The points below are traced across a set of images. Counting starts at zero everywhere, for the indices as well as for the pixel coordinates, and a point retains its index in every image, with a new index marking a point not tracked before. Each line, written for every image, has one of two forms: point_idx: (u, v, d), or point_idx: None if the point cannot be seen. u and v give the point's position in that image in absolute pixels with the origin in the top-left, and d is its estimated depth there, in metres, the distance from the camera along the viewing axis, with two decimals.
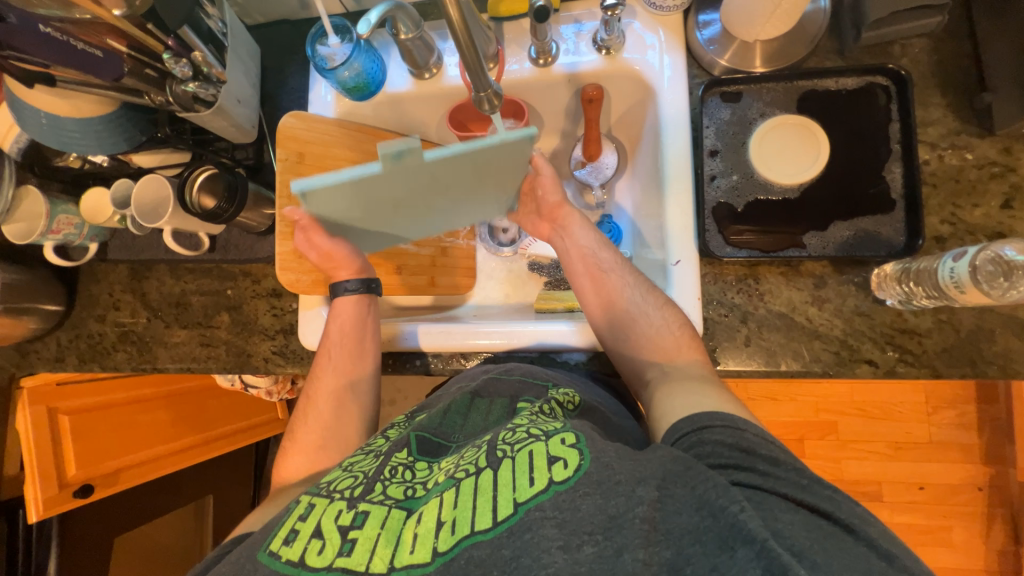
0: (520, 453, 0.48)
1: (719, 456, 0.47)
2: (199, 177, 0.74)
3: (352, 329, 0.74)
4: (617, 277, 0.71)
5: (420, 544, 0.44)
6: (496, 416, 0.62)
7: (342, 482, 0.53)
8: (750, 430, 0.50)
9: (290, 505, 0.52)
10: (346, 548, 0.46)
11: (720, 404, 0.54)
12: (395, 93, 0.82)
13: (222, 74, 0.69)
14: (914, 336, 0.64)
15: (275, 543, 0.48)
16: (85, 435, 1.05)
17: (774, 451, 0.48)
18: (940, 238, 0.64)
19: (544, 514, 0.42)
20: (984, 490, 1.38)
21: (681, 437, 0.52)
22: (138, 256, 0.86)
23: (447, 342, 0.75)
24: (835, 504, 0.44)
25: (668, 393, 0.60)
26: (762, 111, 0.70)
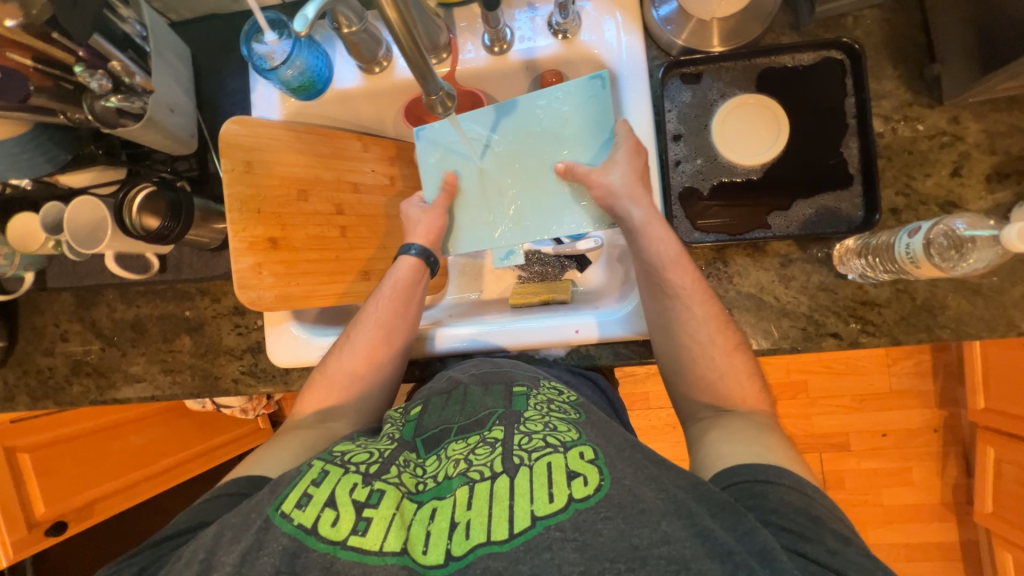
0: (538, 463, 0.48)
1: (787, 520, 0.46)
2: (137, 198, 0.69)
3: (403, 295, 0.71)
4: (689, 304, 0.63)
5: (434, 545, 0.44)
6: (493, 397, 0.60)
7: (357, 456, 0.53)
8: (818, 499, 0.48)
9: (302, 467, 0.52)
10: (362, 526, 0.45)
11: (782, 458, 0.52)
12: (344, 89, 0.77)
13: (147, 82, 0.62)
14: (875, 307, 0.66)
15: (286, 504, 0.47)
16: (50, 471, 1.01)
17: (841, 526, 0.47)
18: (895, 211, 0.66)
19: (564, 535, 0.42)
20: (939, 431, 1.48)
21: (737, 484, 0.50)
22: (82, 282, 0.80)
23: (441, 346, 0.74)
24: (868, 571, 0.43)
25: (728, 430, 0.57)
26: (722, 91, 0.69)
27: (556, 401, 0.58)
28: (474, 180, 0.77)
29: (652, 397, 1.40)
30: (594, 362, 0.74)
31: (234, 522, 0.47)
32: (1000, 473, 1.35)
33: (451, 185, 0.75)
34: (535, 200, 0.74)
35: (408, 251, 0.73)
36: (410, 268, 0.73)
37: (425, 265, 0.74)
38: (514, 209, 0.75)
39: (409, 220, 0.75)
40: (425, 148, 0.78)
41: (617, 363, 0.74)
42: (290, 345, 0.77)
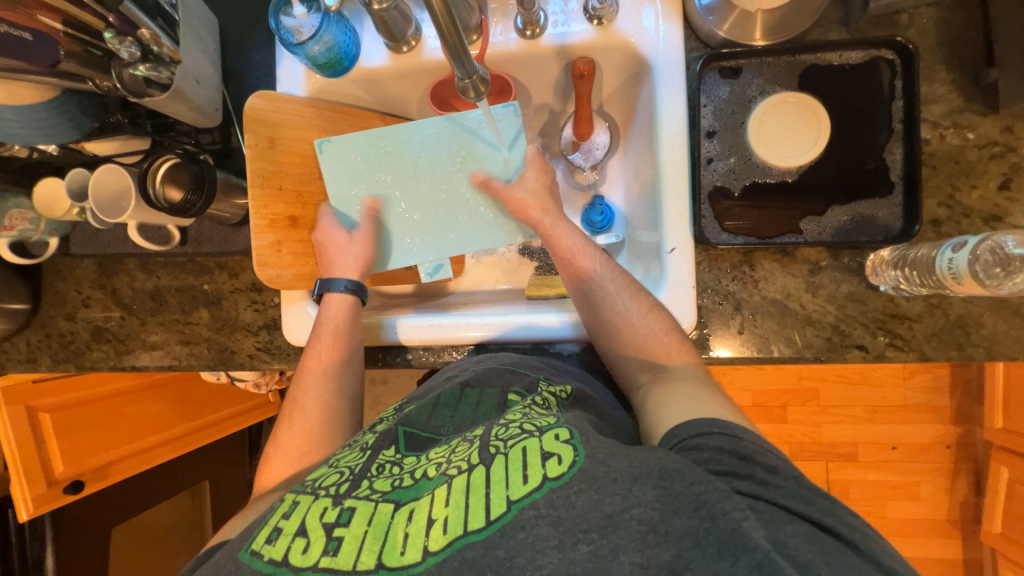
0: (513, 450, 0.47)
1: (719, 463, 0.47)
2: (161, 167, 0.69)
3: (342, 332, 0.70)
4: (599, 279, 0.68)
5: (411, 544, 0.43)
6: (485, 409, 0.61)
7: (328, 479, 0.51)
8: (747, 438, 0.50)
9: (274, 504, 0.50)
10: (333, 547, 0.44)
11: (717, 410, 0.54)
12: (371, 68, 0.75)
13: (175, 52, 0.62)
14: (905, 321, 0.64)
15: (256, 542, 0.46)
16: (68, 433, 1.04)
17: (771, 458, 0.48)
18: (935, 222, 0.64)
19: (539, 512, 0.42)
20: (952, 447, 1.45)
21: (676, 445, 0.51)
22: (104, 250, 0.81)
23: (437, 336, 0.73)
24: (817, 506, 0.44)
25: (669, 394, 0.58)
26: (762, 88, 0.66)
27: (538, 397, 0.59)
28: (399, 201, 0.78)
29: None
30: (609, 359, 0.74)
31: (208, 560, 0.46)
32: (1012, 494, 1.33)
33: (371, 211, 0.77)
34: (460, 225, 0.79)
35: (337, 288, 0.72)
36: (342, 300, 0.72)
37: (356, 296, 0.73)
38: (438, 230, 0.79)
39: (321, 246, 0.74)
40: (334, 170, 0.75)
41: None
42: (305, 325, 0.77)
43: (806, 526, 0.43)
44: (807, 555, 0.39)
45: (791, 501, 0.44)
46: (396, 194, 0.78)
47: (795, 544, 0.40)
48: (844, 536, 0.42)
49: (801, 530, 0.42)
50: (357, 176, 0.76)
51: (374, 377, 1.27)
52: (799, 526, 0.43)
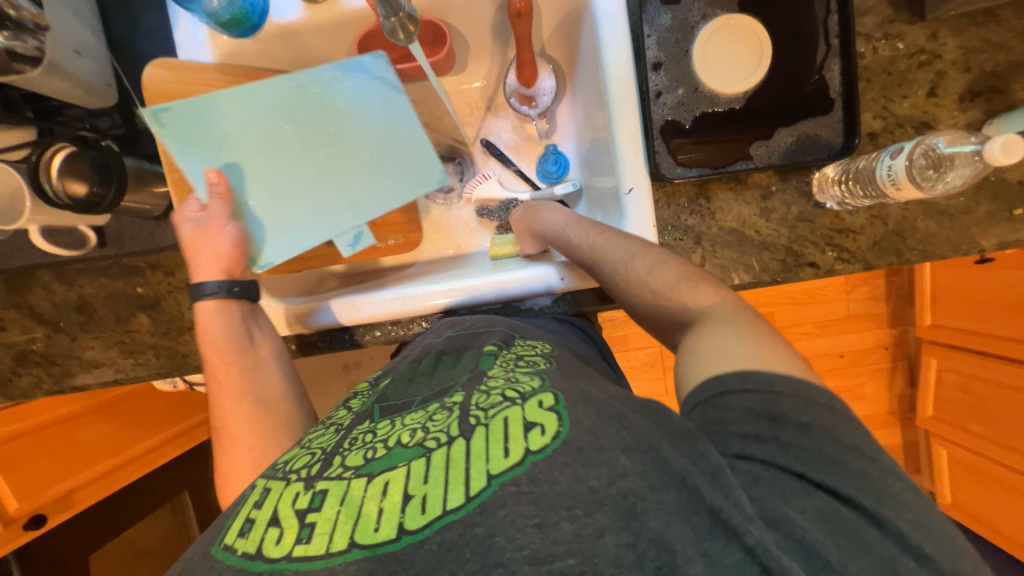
0: (494, 420, 0.45)
1: (743, 427, 0.43)
2: (54, 160, 0.59)
3: (231, 337, 0.63)
4: (603, 260, 0.61)
5: (386, 520, 0.40)
6: (461, 366, 0.58)
7: (299, 461, 0.48)
8: (786, 394, 0.43)
9: (244, 492, 0.47)
10: (306, 533, 0.40)
11: (754, 354, 0.47)
12: (284, 23, 0.67)
13: (40, 17, 0.51)
14: (850, 234, 0.68)
15: (230, 536, 0.42)
16: (12, 467, 0.94)
17: (807, 416, 0.42)
18: (873, 134, 0.66)
19: (520, 489, 0.39)
20: (890, 348, 1.61)
21: (697, 397, 0.47)
22: (8, 264, 0.72)
23: (400, 309, 0.70)
24: (841, 470, 0.40)
25: (699, 343, 0.51)
26: (704, 12, 0.65)
27: (523, 360, 0.56)
28: (277, 169, 0.67)
29: (632, 337, 1.44)
30: (579, 308, 0.73)
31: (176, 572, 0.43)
32: (940, 381, 1.50)
33: (217, 184, 0.63)
34: (370, 175, 0.69)
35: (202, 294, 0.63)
36: (217, 308, 0.64)
37: (236, 299, 0.65)
38: (341, 191, 0.68)
39: (192, 246, 0.63)
40: (178, 141, 0.63)
41: (602, 308, 0.74)
42: None
43: (820, 498, 0.39)
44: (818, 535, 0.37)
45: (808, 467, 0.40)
46: (248, 156, 0.66)
47: (800, 519, 0.38)
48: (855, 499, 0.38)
49: (814, 503, 0.39)
50: (204, 149, 0.64)
51: (345, 362, 1.23)
52: (812, 496, 0.39)
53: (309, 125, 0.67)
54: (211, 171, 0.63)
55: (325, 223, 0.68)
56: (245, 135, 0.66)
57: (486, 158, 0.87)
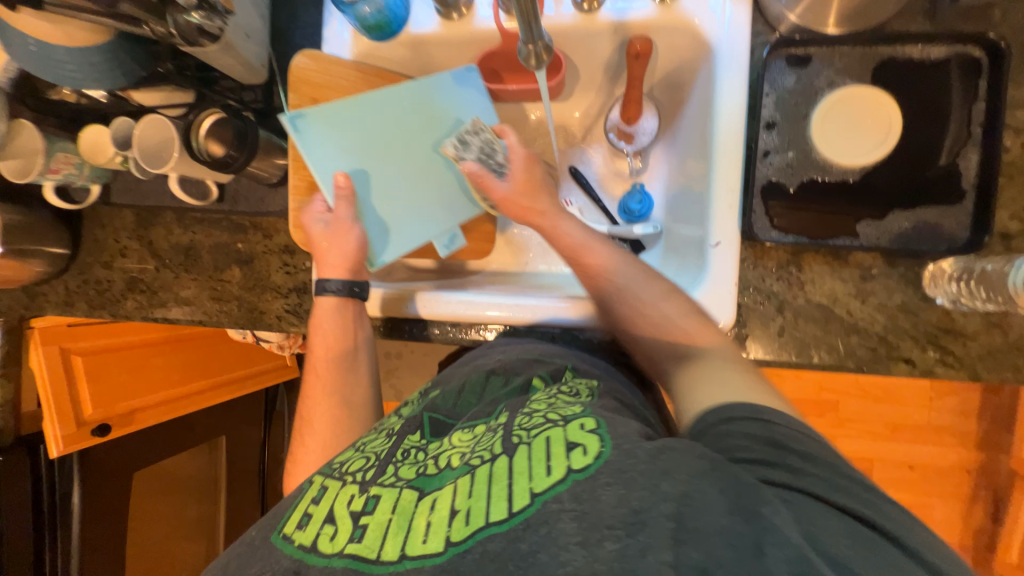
0: (537, 439, 0.46)
1: (749, 451, 0.43)
2: (206, 120, 0.68)
3: (338, 341, 0.69)
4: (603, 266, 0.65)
5: (434, 533, 0.42)
6: (509, 391, 0.60)
7: (354, 464, 0.53)
8: (780, 422, 0.45)
9: (303, 486, 0.51)
10: (358, 533, 0.45)
11: (748, 393, 0.50)
12: (420, 34, 0.73)
13: (228, 3, 0.61)
14: (959, 337, 0.62)
15: (287, 527, 0.47)
16: (98, 376, 1.06)
17: (809, 445, 0.44)
18: (1006, 236, 0.60)
19: (562, 506, 0.40)
20: (972, 473, 1.41)
21: (699, 428, 0.48)
22: (144, 201, 0.82)
23: (462, 312, 0.72)
24: (872, 506, 0.40)
25: (699, 376, 0.54)
26: (831, 79, 0.63)
27: (566, 386, 0.58)
28: (389, 175, 0.75)
29: None
30: None
31: (240, 551, 0.48)
32: None
33: (343, 186, 0.70)
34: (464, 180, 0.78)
35: (325, 291, 0.69)
36: (334, 304, 0.69)
37: (347, 297, 0.70)
38: (441, 196, 0.77)
39: (319, 245, 0.69)
40: (307, 145, 0.70)
41: None
42: None
43: (842, 520, 0.38)
44: (845, 551, 0.36)
45: (824, 490, 0.40)
46: (360, 160, 0.73)
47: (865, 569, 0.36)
48: (890, 530, 0.38)
49: (839, 524, 0.38)
50: (327, 154, 0.71)
51: (389, 349, 1.28)
52: (837, 518, 0.39)
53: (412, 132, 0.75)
54: (340, 175, 0.70)
55: (423, 225, 0.76)
56: (365, 143, 0.73)
57: (571, 185, 0.87)
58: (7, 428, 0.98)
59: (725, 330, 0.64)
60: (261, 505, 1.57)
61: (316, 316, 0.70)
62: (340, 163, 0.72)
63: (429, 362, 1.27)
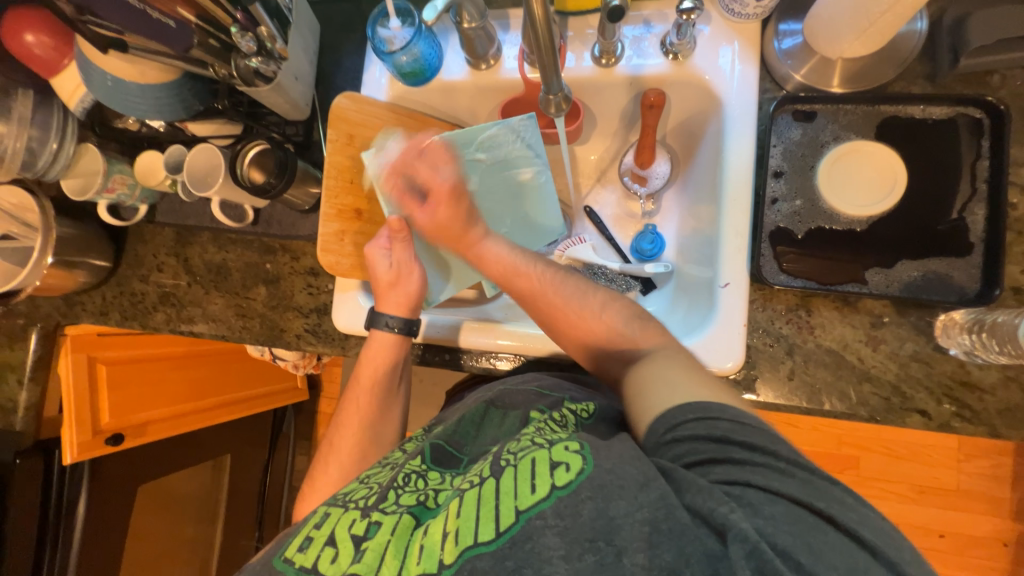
0: (523, 462, 0.49)
1: (697, 454, 0.46)
2: (250, 152, 0.75)
3: (384, 379, 0.74)
4: (553, 298, 0.67)
5: (427, 556, 0.46)
6: (508, 425, 0.62)
7: (358, 493, 0.56)
8: (723, 417, 0.47)
9: (307, 515, 0.55)
10: (359, 556, 0.48)
11: (694, 390, 0.51)
12: (450, 80, 0.80)
13: (284, 50, 0.67)
14: (976, 391, 0.61)
15: (290, 550, 0.51)
16: (118, 385, 1.09)
17: (751, 436, 0.46)
18: (1018, 289, 0.61)
19: (546, 522, 0.43)
20: (1009, 546, 1.31)
21: (653, 439, 0.50)
22: (185, 221, 0.88)
23: (476, 338, 0.74)
24: (815, 491, 0.42)
25: (647, 377, 0.55)
26: (836, 134, 0.66)
27: (556, 414, 0.60)
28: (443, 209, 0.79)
29: None
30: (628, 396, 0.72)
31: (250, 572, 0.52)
32: None
33: (399, 228, 0.72)
34: (519, 224, 0.83)
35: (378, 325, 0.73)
36: (390, 338, 0.73)
37: (404, 334, 0.74)
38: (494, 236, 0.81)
39: (382, 284, 0.73)
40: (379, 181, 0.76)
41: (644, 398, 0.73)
42: (354, 314, 0.80)
43: (783, 505, 0.41)
44: (786, 538, 0.39)
45: (765, 479, 0.43)
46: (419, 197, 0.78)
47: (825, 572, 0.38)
48: (828, 513, 0.41)
49: (779, 509, 0.41)
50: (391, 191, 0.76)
51: None
52: (777, 504, 0.42)
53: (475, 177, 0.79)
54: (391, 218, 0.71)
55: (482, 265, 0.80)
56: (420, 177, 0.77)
57: (585, 223, 0.91)
58: (28, 433, 0.96)
59: (731, 373, 0.65)
60: (258, 528, 1.57)
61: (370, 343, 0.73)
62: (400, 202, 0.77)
63: (437, 392, 1.27)
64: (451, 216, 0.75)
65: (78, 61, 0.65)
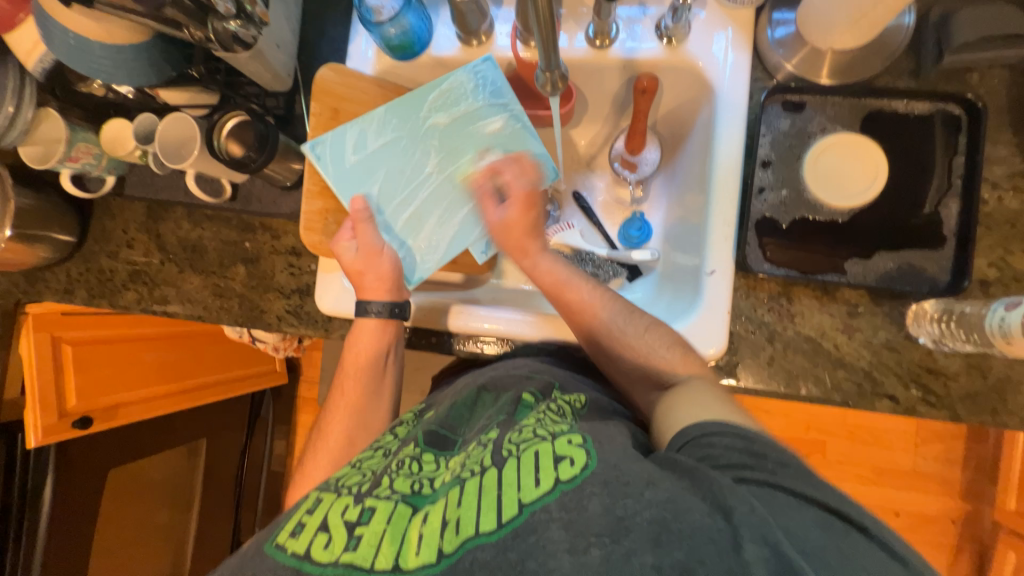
0: (526, 453, 0.50)
1: (727, 459, 0.48)
2: (229, 122, 0.71)
3: (368, 366, 0.72)
4: (601, 318, 0.68)
5: (425, 544, 0.46)
6: (500, 408, 0.63)
7: (351, 479, 0.56)
8: (762, 437, 0.49)
9: (299, 500, 0.55)
10: (352, 543, 0.48)
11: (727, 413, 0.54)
12: (440, 56, 0.77)
13: (265, 14, 0.64)
14: (941, 377, 0.64)
15: (281, 536, 0.50)
16: (85, 367, 1.05)
17: (784, 454, 0.48)
18: (984, 282, 0.64)
19: (551, 516, 0.44)
20: (957, 523, 1.40)
21: (684, 441, 0.52)
22: (157, 195, 0.84)
23: (457, 322, 0.74)
24: (841, 498, 0.44)
25: (673, 401, 0.58)
26: (823, 126, 0.67)
27: (552, 403, 0.61)
28: (405, 178, 0.74)
29: None
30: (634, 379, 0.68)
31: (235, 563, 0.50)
32: None
33: (358, 210, 0.71)
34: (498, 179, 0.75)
35: (363, 314, 0.71)
36: (374, 325, 0.72)
37: (391, 318, 0.72)
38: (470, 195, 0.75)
39: (356, 271, 0.71)
40: (331, 168, 0.72)
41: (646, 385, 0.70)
42: (338, 296, 0.78)
43: (811, 511, 0.43)
44: (812, 540, 0.41)
45: (792, 483, 0.45)
46: (389, 176, 0.74)
47: (825, 559, 0.40)
48: (856, 521, 0.43)
49: (807, 516, 0.43)
50: (356, 177, 0.73)
51: None
52: (803, 510, 0.43)
53: (434, 142, 0.75)
54: (356, 198, 0.71)
55: (455, 233, 0.74)
56: (368, 150, 0.73)
57: (573, 210, 0.91)
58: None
59: (713, 358, 0.66)
60: (234, 512, 1.55)
61: (355, 333, 0.73)
62: (369, 186, 0.73)
63: (419, 376, 1.27)
64: (519, 222, 0.73)
65: (37, 16, 0.60)
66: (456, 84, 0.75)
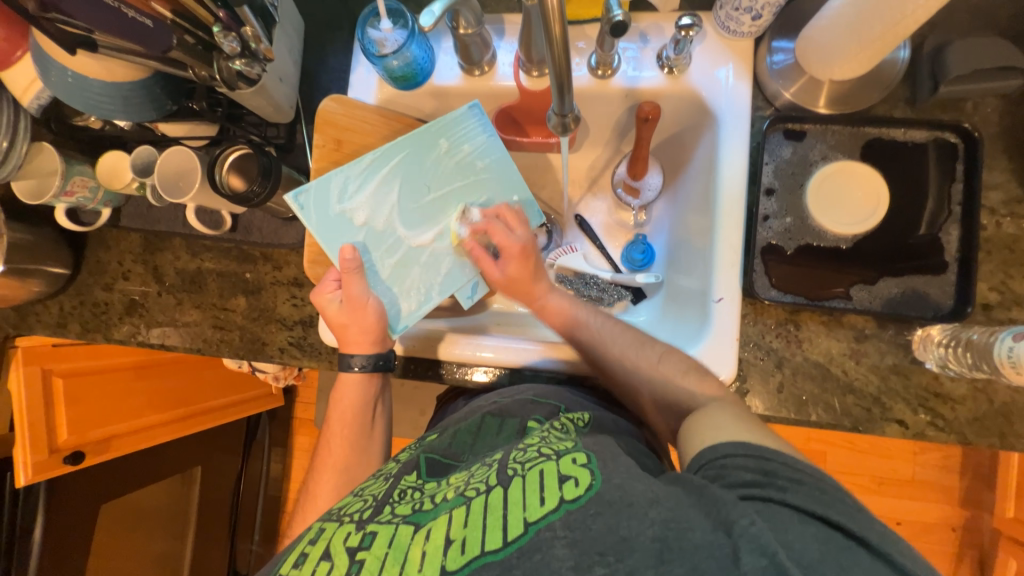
0: (531, 472, 0.49)
1: (737, 478, 0.46)
2: (230, 157, 0.70)
3: (354, 410, 0.72)
4: (610, 348, 0.67)
5: (429, 562, 0.44)
6: (506, 436, 0.61)
7: (353, 507, 0.55)
8: (776, 458, 0.46)
9: (301, 532, 0.54)
10: (355, 568, 0.46)
11: (744, 434, 0.50)
12: (442, 86, 0.77)
13: (270, 51, 0.63)
14: (948, 401, 0.64)
15: (285, 566, 0.49)
16: (80, 399, 1.02)
17: (798, 473, 0.45)
18: (987, 306, 0.65)
19: (555, 533, 0.43)
20: (957, 531, 1.41)
21: (697, 464, 0.50)
22: (154, 226, 0.82)
23: (454, 351, 0.73)
24: (852, 517, 0.42)
25: (694, 425, 0.55)
26: (825, 153, 0.68)
27: (556, 422, 0.60)
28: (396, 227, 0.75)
29: None
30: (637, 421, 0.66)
31: None
32: None
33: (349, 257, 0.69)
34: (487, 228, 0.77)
35: (348, 368, 0.70)
36: (360, 378, 0.71)
37: (375, 371, 0.71)
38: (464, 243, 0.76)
39: (343, 322, 0.69)
40: (315, 218, 0.72)
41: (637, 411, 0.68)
42: None
43: (815, 527, 0.41)
44: (814, 555, 0.39)
45: (801, 501, 0.43)
46: (378, 226, 0.74)
47: None
48: (862, 537, 0.41)
49: (810, 532, 0.41)
50: (339, 225, 0.73)
51: None
52: (808, 526, 0.41)
53: (427, 191, 0.76)
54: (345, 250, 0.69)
55: (443, 279, 0.75)
56: (356, 197, 0.73)
57: (575, 232, 0.91)
58: None
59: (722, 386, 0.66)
60: (230, 541, 1.50)
61: (341, 383, 0.72)
62: (357, 233, 0.73)
63: (421, 399, 1.25)
64: (519, 272, 0.73)
65: (35, 53, 0.59)
66: (451, 126, 0.75)
